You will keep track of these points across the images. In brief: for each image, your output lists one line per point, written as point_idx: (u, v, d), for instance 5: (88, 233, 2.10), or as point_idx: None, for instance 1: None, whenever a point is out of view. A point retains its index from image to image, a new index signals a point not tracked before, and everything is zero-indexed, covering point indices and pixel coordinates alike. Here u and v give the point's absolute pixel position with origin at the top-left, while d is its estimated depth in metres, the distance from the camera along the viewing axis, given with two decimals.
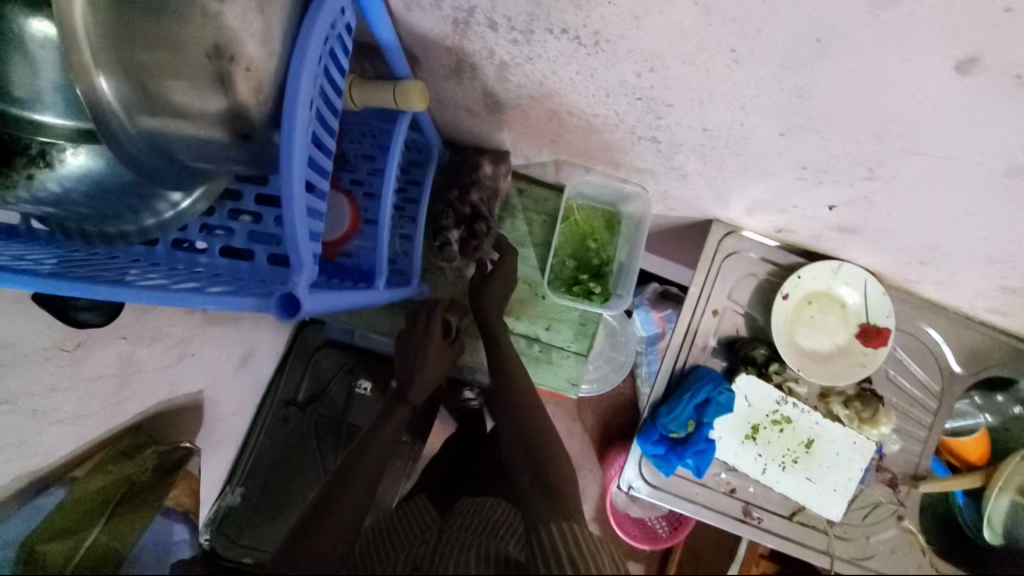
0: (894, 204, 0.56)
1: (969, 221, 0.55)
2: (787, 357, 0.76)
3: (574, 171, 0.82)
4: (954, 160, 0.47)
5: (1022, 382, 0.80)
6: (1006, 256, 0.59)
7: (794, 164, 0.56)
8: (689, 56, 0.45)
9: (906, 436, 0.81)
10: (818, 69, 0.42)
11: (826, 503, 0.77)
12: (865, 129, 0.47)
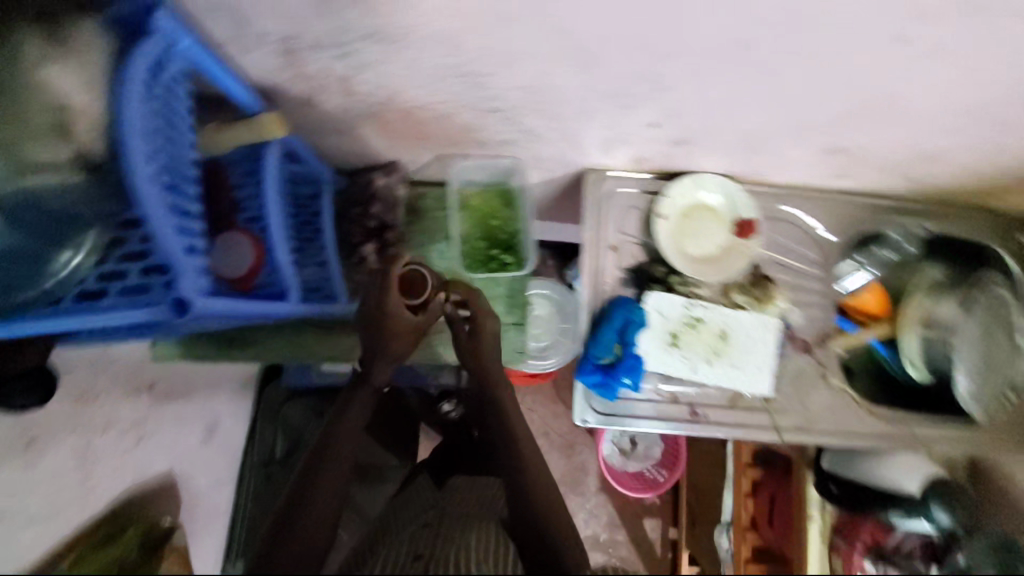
0: (700, 104, 0.66)
1: (761, 100, 0.65)
2: (681, 266, 0.86)
3: (455, 162, 0.91)
4: (716, 53, 0.57)
5: (885, 233, 0.91)
6: (807, 122, 0.69)
7: (609, 95, 0.66)
8: (477, 27, 0.54)
9: (806, 306, 0.91)
10: (576, 9, 0.52)
11: (755, 381, 0.86)
12: (640, 47, 0.56)
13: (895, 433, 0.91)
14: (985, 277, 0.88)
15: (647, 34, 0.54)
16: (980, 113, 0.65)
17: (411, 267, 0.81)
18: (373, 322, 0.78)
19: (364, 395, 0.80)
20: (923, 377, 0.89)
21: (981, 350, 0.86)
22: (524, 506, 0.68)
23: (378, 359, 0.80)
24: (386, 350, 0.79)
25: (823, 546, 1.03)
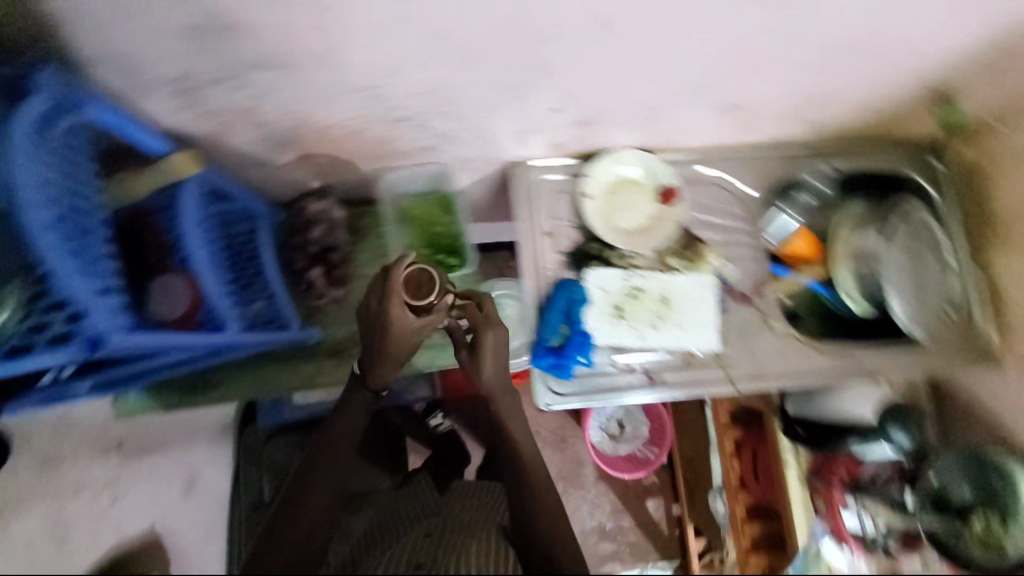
0: (590, 80, 0.70)
1: (644, 67, 0.69)
2: (613, 240, 0.91)
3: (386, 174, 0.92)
4: (585, 29, 0.60)
5: (803, 177, 0.97)
6: (696, 81, 0.73)
7: (503, 87, 0.69)
8: (352, 40, 0.57)
9: (740, 259, 0.95)
10: (439, 9, 0.55)
11: (701, 338, 0.89)
12: (512, 35, 0.60)
13: (842, 365, 0.93)
14: (907, 203, 0.97)
15: (506, 24, 0.58)
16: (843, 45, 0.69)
17: (416, 264, 0.73)
18: (371, 325, 0.75)
19: (363, 397, 0.84)
20: (863, 309, 0.94)
21: (905, 272, 0.94)
22: (527, 521, 0.73)
23: (376, 365, 0.79)
24: (384, 352, 0.76)
25: (805, 491, 1.03)
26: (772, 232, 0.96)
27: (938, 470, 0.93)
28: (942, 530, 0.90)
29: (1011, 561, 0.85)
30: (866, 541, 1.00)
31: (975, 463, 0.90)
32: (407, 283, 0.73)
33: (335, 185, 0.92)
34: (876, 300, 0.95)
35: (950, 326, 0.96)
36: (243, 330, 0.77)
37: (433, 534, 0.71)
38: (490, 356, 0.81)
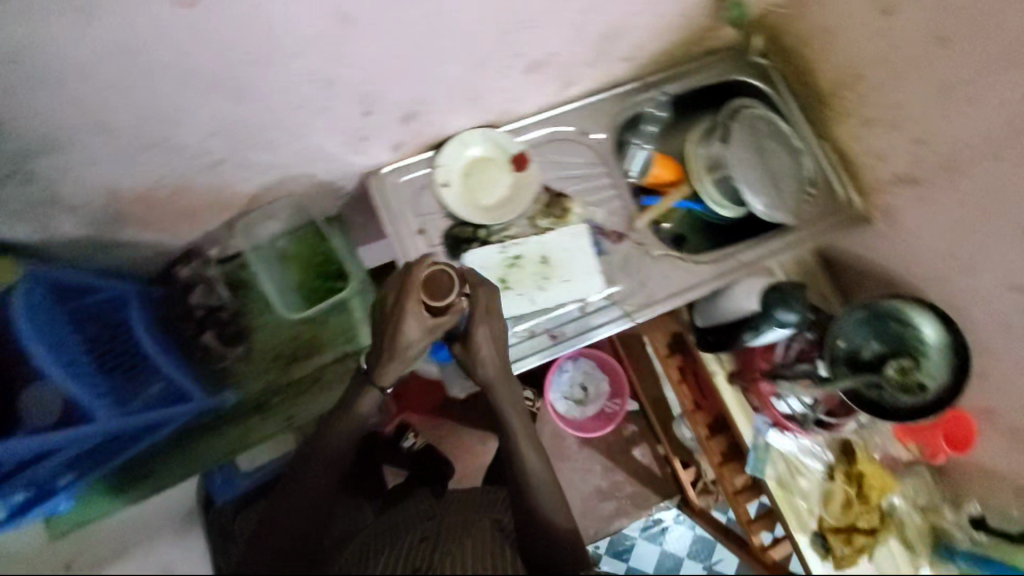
0: (373, 76, 0.71)
1: (415, 48, 0.70)
2: (480, 220, 0.93)
3: (244, 221, 0.93)
4: (326, 31, 0.62)
5: (641, 111, 1.05)
6: (479, 48, 0.75)
7: (293, 108, 0.71)
8: (107, 105, 0.61)
9: (605, 201, 1.00)
10: (171, 56, 0.58)
11: (587, 283, 0.93)
12: (260, 60, 0.63)
13: (728, 268, 1.00)
14: (743, 104, 1.04)
15: (258, 52, 0.61)
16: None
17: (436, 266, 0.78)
18: (386, 320, 0.80)
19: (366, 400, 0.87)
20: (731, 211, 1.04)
21: (758, 170, 1.01)
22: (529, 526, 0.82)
23: (384, 361, 0.83)
24: (392, 351, 0.81)
25: (736, 391, 1.10)
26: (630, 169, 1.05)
27: (844, 335, 0.99)
28: (864, 387, 0.98)
29: (927, 397, 0.95)
30: (799, 420, 1.05)
31: (871, 320, 1.00)
32: (428, 284, 0.79)
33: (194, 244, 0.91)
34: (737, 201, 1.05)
35: (812, 202, 1.05)
36: (125, 414, 0.82)
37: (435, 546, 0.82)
38: (487, 343, 0.84)
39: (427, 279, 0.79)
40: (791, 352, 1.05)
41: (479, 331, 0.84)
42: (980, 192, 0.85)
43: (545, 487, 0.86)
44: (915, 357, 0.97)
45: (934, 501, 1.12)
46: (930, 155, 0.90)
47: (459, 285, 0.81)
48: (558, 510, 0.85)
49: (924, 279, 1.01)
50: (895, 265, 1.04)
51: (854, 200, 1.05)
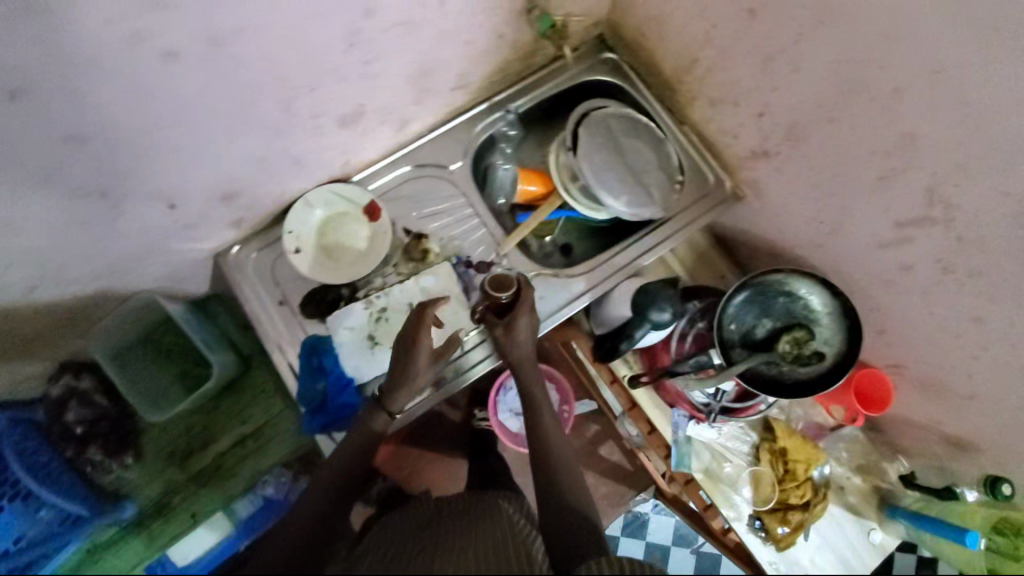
0: (155, 172, 0.72)
1: (184, 138, 0.70)
2: (341, 279, 0.93)
3: (93, 329, 0.91)
4: (69, 155, 0.63)
5: (490, 133, 1.04)
6: (262, 117, 0.75)
7: (86, 222, 0.72)
8: None
9: (467, 231, 1.00)
10: None
11: (463, 316, 0.96)
12: (20, 199, 0.63)
13: (600, 273, 1.01)
14: (592, 108, 1.04)
15: (53, 158, 0.62)
16: (365, 23, 0.71)
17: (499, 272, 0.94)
18: (405, 342, 0.86)
19: (376, 421, 0.86)
20: (601, 215, 1.03)
21: (617, 172, 1.02)
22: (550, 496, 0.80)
23: (403, 385, 0.85)
24: (408, 374, 0.85)
25: (647, 391, 1.09)
26: (495, 196, 1.07)
27: (733, 318, 0.99)
28: (762, 366, 0.97)
29: (824, 363, 0.95)
30: (704, 410, 1.04)
31: (758, 297, 0.99)
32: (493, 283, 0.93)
33: (53, 359, 0.86)
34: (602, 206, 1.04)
35: (681, 190, 1.04)
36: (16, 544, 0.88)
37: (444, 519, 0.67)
38: (522, 333, 0.91)
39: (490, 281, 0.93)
40: (687, 343, 1.04)
41: (521, 321, 0.91)
42: (823, 153, 0.83)
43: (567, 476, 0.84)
44: (806, 326, 0.98)
45: (871, 460, 1.10)
46: (772, 126, 0.88)
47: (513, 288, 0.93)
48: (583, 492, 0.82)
49: (805, 245, 0.98)
50: (777, 235, 1.01)
51: (723, 180, 1.04)
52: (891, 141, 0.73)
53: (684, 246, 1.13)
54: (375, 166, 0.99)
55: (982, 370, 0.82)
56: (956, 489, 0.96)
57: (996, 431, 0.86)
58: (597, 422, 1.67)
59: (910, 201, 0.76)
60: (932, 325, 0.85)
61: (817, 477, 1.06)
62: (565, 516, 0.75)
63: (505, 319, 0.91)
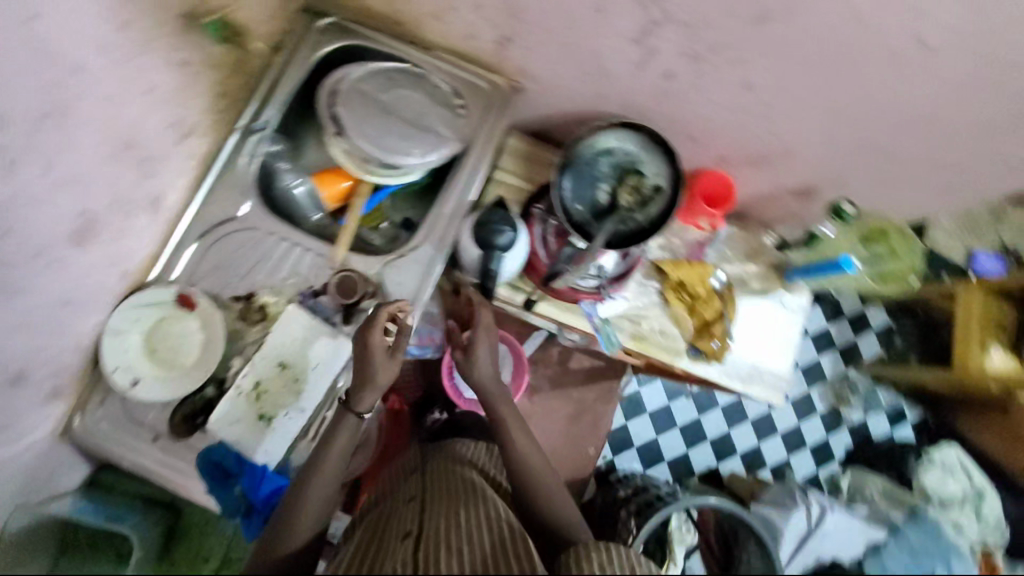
0: None
1: None
2: (199, 380, 0.88)
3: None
4: None
5: (260, 160, 0.97)
6: None
7: None
8: None
9: (293, 265, 0.93)
10: None
11: (338, 346, 0.89)
12: None
13: (442, 228, 0.97)
14: (336, 79, 0.97)
15: None
16: (8, 136, 0.63)
17: (339, 274, 0.91)
18: (363, 357, 0.82)
19: (347, 423, 0.82)
20: (416, 173, 0.99)
21: (397, 129, 0.96)
22: (527, 484, 0.88)
23: (367, 385, 0.82)
24: (370, 376, 0.82)
25: (550, 300, 1.10)
26: (309, 212, 1.00)
27: (574, 198, 1.02)
28: (620, 224, 1.01)
29: (666, 193, 1.00)
30: (599, 291, 1.09)
31: (583, 168, 1.02)
32: (339, 287, 0.91)
33: None
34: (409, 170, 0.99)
35: (467, 111, 1.02)
36: None
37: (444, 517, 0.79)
38: (482, 367, 0.94)
39: (339, 285, 0.91)
40: (553, 242, 1.07)
41: (481, 348, 0.95)
42: (543, 9, 0.83)
43: (536, 460, 0.91)
44: (634, 169, 1.01)
45: (756, 243, 1.18)
46: (492, 9, 0.87)
47: (365, 283, 0.92)
48: (541, 459, 0.92)
49: (595, 101, 1.00)
50: (569, 102, 1.03)
51: (496, 81, 1.03)
52: None
53: (509, 157, 1.14)
54: (174, 255, 0.93)
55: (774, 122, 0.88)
56: (815, 231, 1.04)
57: (817, 160, 0.94)
58: (553, 344, 1.72)
59: (629, 13, 0.77)
60: (721, 112, 0.90)
61: (717, 285, 1.13)
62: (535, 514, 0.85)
63: (466, 343, 0.96)
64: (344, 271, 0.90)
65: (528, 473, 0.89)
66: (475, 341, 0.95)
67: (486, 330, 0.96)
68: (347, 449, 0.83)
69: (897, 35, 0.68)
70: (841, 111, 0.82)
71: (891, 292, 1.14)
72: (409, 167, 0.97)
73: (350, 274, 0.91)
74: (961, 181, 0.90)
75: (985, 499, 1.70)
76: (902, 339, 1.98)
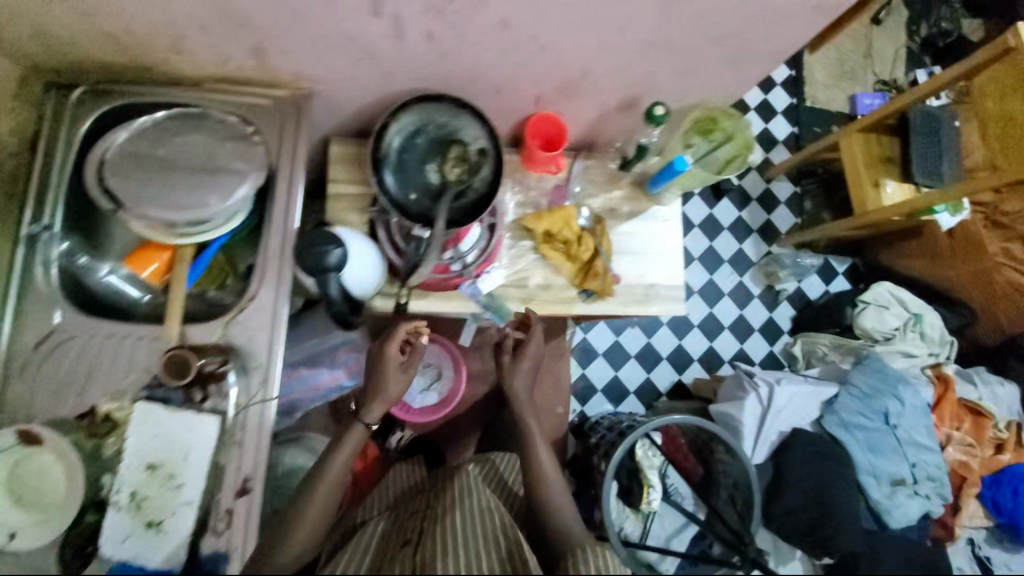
0: None
1: None
2: (69, 512, 0.82)
3: None
4: None
5: (55, 265, 0.89)
6: None
7: None
8: None
9: (129, 360, 0.86)
10: None
11: (204, 426, 0.83)
12: None
13: (276, 267, 0.89)
14: (101, 153, 0.88)
15: None
16: None
17: (167, 354, 0.80)
18: (373, 364, 1.03)
19: (355, 428, 0.96)
20: (241, 215, 0.92)
21: (188, 180, 0.87)
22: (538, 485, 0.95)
23: (375, 395, 1.00)
24: (376, 386, 1.01)
25: (429, 295, 1.07)
26: (139, 297, 0.93)
27: (407, 189, 0.95)
28: (459, 200, 0.96)
29: (492, 152, 0.96)
30: (461, 271, 1.06)
31: (405, 156, 0.95)
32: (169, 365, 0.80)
33: None
34: (233, 215, 0.91)
35: (262, 136, 0.93)
36: None
37: (440, 521, 0.87)
38: (519, 377, 1.09)
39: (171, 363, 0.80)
40: (401, 239, 1.02)
41: (530, 346, 1.10)
42: (265, 9, 0.75)
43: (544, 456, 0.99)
44: (455, 139, 0.96)
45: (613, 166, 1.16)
46: (225, 27, 0.79)
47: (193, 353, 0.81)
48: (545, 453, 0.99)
49: (387, 83, 0.93)
50: (364, 92, 0.96)
51: (279, 95, 0.95)
52: None
53: (339, 165, 1.07)
54: (6, 393, 0.86)
55: (554, 44, 0.83)
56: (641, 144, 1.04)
57: (618, 68, 0.89)
58: None
59: None
60: (503, 55, 0.85)
61: (585, 223, 1.12)
62: (538, 517, 0.91)
63: (513, 341, 1.12)
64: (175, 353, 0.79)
65: (535, 474, 0.97)
66: (523, 354, 1.10)
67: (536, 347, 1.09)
68: (349, 458, 0.94)
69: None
70: (606, 16, 0.76)
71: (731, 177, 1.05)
72: (230, 214, 0.90)
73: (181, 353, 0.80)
74: (761, 48, 0.86)
75: (923, 320, 1.73)
76: (811, 202, 2.04)
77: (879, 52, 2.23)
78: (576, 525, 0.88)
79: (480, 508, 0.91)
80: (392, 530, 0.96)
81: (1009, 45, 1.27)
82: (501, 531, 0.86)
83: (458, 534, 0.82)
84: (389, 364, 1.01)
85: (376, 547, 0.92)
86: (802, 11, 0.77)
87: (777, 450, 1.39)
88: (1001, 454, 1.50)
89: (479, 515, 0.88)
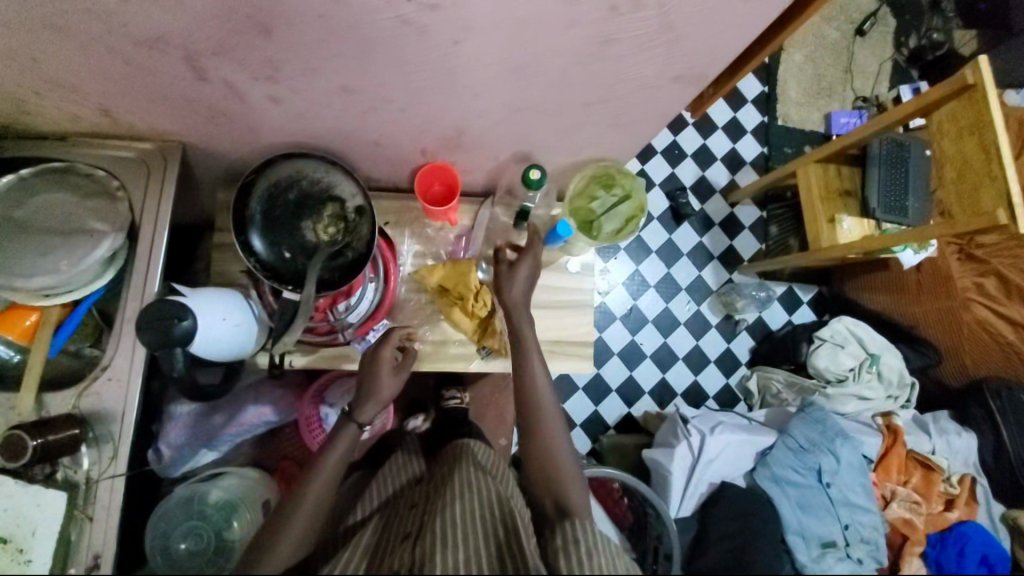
0: None
1: None
2: None
3: None
4: None
5: None
6: None
7: None
8: None
9: None
10: None
11: (48, 502, 0.81)
12: None
13: (128, 334, 0.86)
14: None
15: None
16: None
17: (4, 435, 0.76)
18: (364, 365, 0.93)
19: (348, 432, 0.88)
20: (109, 274, 0.88)
21: (41, 244, 0.85)
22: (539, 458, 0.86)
23: (370, 397, 0.89)
24: (372, 391, 0.89)
25: (314, 351, 1.01)
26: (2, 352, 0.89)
27: (284, 248, 0.90)
28: (340, 257, 0.90)
29: (369, 208, 0.91)
30: (339, 330, 1.00)
31: (279, 215, 0.90)
32: (7, 447, 0.76)
33: None
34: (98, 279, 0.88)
35: (126, 193, 0.90)
36: None
37: (439, 513, 0.81)
38: (517, 284, 0.95)
39: (10, 446, 0.76)
40: (273, 299, 0.96)
41: (523, 267, 0.96)
42: (95, 77, 0.72)
43: (560, 438, 0.88)
44: (331, 197, 0.92)
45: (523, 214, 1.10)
46: (64, 92, 0.76)
47: (37, 429, 0.78)
48: (557, 421, 0.89)
49: (256, 139, 0.89)
50: (238, 147, 0.92)
51: (144, 147, 0.90)
52: (74, 37, 0.64)
53: (224, 214, 1.02)
54: None
55: (410, 108, 0.78)
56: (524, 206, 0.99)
57: (491, 129, 0.84)
58: None
59: (159, 57, 0.66)
60: (361, 117, 0.80)
61: (484, 278, 1.05)
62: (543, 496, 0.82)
63: (508, 259, 0.98)
64: (15, 433, 0.76)
65: (541, 443, 0.86)
66: (519, 259, 0.97)
67: (534, 255, 0.97)
68: (341, 464, 0.87)
69: (395, 9, 0.56)
70: (453, 87, 0.71)
71: (625, 242, 1.02)
72: (95, 279, 0.87)
73: (21, 435, 0.76)
74: (639, 111, 0.80)
75: (881, 360, 1.67)
76: (777, 227, 1.95)
77: (862, 67, 2.10)
78: (575, 490, 0.82)
79: (478, 497, 0.84)
80: (386, 526, 0.88)
81: (967, 81, 1.18)
82: (502, 515, 0.79)
83: (460, 525, 0.76)
84: (389, 373, 0.91)
85: (371, 540, 0.84)
86: (667, 80, 0.71)
87: (704, 504, 1.33)
88: (950, 512, 1.42)
89: (493, 513, 0.80)
